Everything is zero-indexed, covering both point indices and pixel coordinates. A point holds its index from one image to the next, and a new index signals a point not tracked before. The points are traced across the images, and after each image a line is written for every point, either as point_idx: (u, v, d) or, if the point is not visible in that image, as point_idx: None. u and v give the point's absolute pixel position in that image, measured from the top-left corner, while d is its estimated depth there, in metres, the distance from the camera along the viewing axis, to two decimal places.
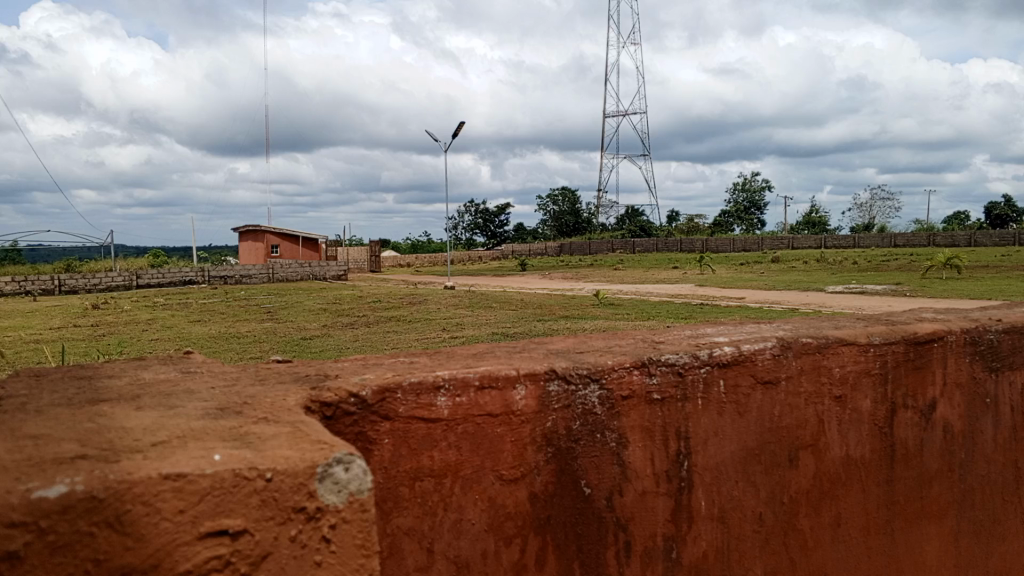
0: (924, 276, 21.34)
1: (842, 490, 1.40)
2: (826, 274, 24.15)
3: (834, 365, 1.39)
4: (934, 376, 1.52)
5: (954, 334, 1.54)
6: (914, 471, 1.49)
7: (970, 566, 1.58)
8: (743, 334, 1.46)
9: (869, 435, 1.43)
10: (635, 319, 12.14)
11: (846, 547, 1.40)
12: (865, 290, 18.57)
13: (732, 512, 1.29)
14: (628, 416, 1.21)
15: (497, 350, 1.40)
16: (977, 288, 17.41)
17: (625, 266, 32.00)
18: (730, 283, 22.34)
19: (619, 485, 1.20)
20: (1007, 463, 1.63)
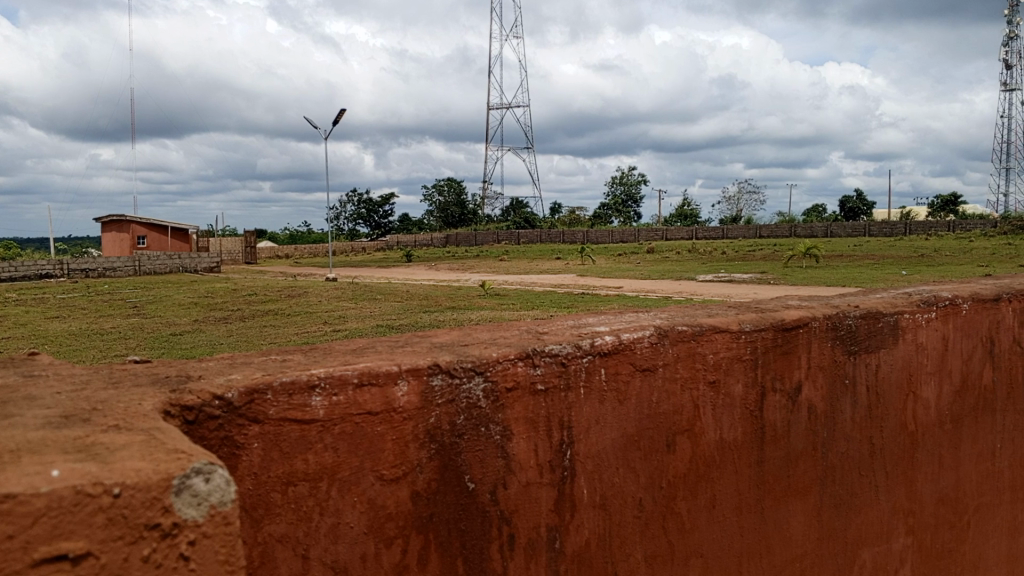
0: (786, 265, 22.81)
1: (716, 473, 1.44)
2: (699, 263, 25.34)
3: (708, 352, 1.43)
4: (799, 360, 1.59)
5: (818, 320, 1.62)
6: (782, 451, 1.56)
7: (831, 539, 1.66)
8: (623, 323, 1.48)
9: (740, 419, 1.48)
10: (520, 309, 12.29)
11: (721, 528, 1.44)
12: (734, 278, 19.63)
13: (613, 499, 1.30)
14: (511, 408, 1.19)
15: (378, 344, 1.35)
16: (832, 276, 18.79)
17: (509, 257, 32.35)
18: (610, 273, 23.05)
19: (502, 478, 1.18)
20: (864, 439, 1.73)
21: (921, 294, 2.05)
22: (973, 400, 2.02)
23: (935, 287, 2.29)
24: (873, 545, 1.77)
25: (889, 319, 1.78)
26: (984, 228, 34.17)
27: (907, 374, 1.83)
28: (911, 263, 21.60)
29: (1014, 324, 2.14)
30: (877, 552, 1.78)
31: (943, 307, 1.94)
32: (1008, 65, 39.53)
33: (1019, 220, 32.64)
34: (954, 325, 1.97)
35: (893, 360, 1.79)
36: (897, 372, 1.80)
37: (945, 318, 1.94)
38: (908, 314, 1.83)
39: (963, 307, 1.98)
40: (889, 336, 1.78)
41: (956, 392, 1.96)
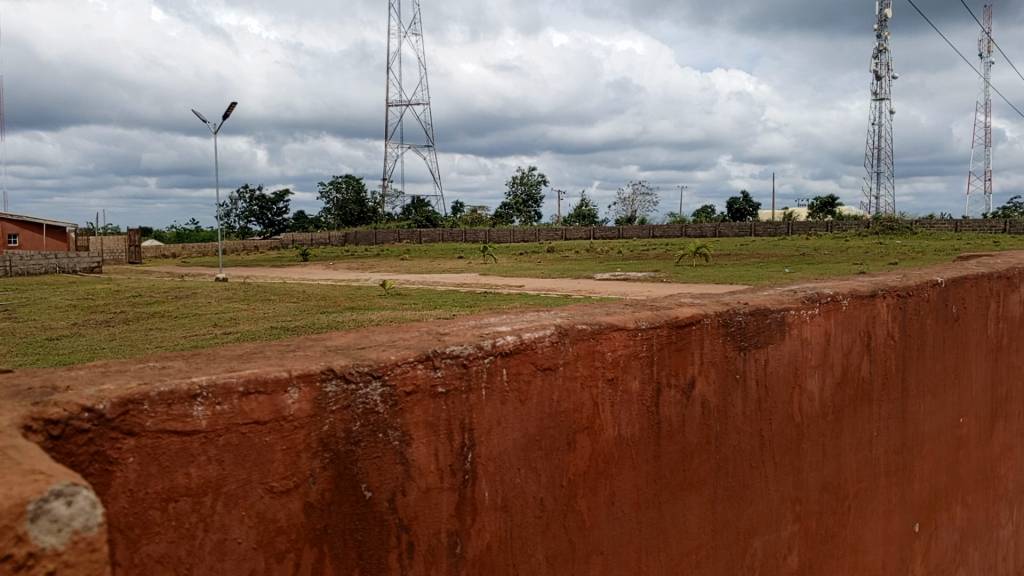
0: (679, 264, 23.65)
1: (616, 469, 1.44)
2: (596, 263, 25.90)
3: (606, 350, 1.43)
4: (693, 356, 1.62)
5: (709, 317, 1.66)
6: (678, 446, 1.58)
7: (724, 529, 1.71)
8: (524, 323, 1.46)
9: (638, 415, 1.49)
10: (421, 309, 12.20)
11: (620, 524, 1.45)
12: (629, 277, 20.21)
13: (514, 500, 1.27)
14: (411, 412, 1.14)
15: (269, 349, 1.29)
16: (721, 274, 19.64)
17: (409, 256, 32.03)
18: (511, 272, 23.22)
19: (401, 485, 1.13)
20: (754, 431, 1.79)
21: (804, 291, 2.14)
22: (853, 391, 2.13)
23: (818, 284, 2.40)
24: (763, 534, 1.83)
25: (776, 315, 1.85)
26: (857, 228, 36.58)
27: (793, 368, 1.90)
28: (793, 262, 22.80)
29: (889, 319, 2.27)
30: (767, 541, 1.84)
31: (826, 304, 2.03)
32: (877, 76, 42.33)
33: (888, 222, 35.10)
34: (835, 320, 2.07)
35: (780, 355, 1.86)
36: (784, 367, 1.87)
37: (827, 314, 2.03)
38: (794, 310, 1.91)
39: (844, 303, 2.09)
40: (776, 332, 1.85)
41: (838, 384, 2.06)
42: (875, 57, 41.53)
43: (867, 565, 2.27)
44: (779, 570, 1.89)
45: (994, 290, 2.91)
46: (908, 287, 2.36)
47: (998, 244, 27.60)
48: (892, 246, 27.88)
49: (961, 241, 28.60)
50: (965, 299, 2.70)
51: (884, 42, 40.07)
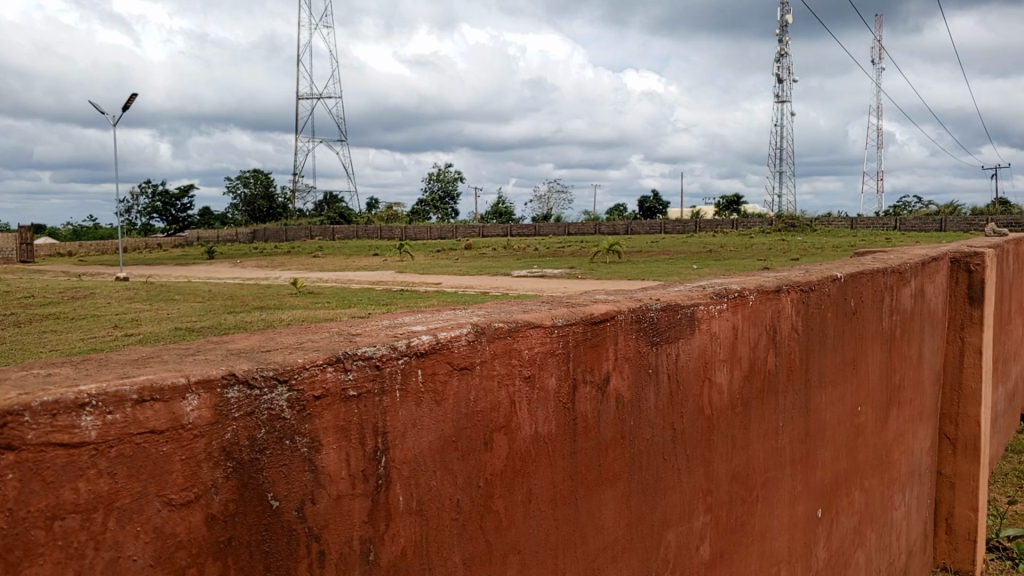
0: (593, 261, 24.06)
1: (532, 467, 1.43)
2: (512, 260, 26.06)
3: (522, 348, 1.42)
4: (607, 353, 1.63)
5: (623, 313, 1.67)
6: (593, 442, 1.58)
7: (640, 523, 1.73)
8: (439, 322, 1.44)
9: (555, 412, 1.48)
10: (335, 307, 11.99)
11: (536, 521, 1.44)
12: (545, 274, 20.41)
13: (430, 503, 1.23)
14: (320, 417, 1.09)
15: (166, 353, 1.22)
16: (634, 270, 20.07)
17: (322, 254, 31.37)
18: (427, 270, 23.08)
19: (310, 493, 1.07)
20: (667, 425, 1.81)
21: (714, 287, 2.20)
22: (759, 383, 2.20)
23: (726, 280, 2.46)
24: (677, 526, 1.86)
25: (686, 311, 1.88)
26: (761, 226, 38.11)
27: (703, 361, 1.94)
28: (701, 259, 23.54)
29: (792, 313, 2.35)
30: (680, 532, 1.88)
31: (733, 299, 2.08)
32: (779, 79, 44.11)
33: (789, 219, 36.72)
34: (743, 314, 2.12)
35: (691, 349, 1.90)
36: (695, 360, 1.91)
37: (734, 309, 2.08)
38: (703, 306, 1.95)
39: (750, 298, 2.15)
40: (686, 327, 1.88)
41: (745, 376, 2.12)
42: (777, 61, 43.31)
43: (774, 551, 2.35)
44: (691, 560, 1.93)
45: (889, 284, 3.07)
46: (811, 281, 2.45)
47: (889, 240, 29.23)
48: (794, 242, 29.19)
49: (856, 237, 30.18)
50: (862, 293, 2.84)
51: (785, 47, 41.81)
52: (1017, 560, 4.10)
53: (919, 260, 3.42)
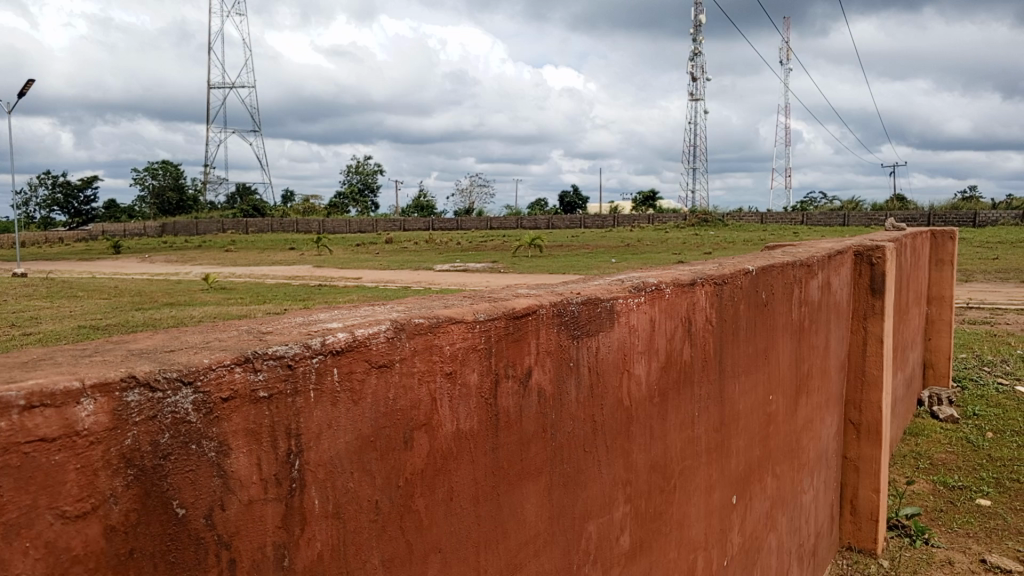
0: (515, 255, 24.19)
1: (454, 465, 1.39)
2: (432, 254, 25.89)
3: (443, 344, 1.39)
4: (529, 347, 1.61)
5: (544, 307, 1.66)
6: (515, 436, 1.56)
7: (560, 516, 1.72)
8: (357, 319, 1.39)
9: (476, 408, 1.45)
10: (250, 304, 11.65)
11: (457, 519, 1.40)
12: (467, 267, 20.39)
13: (348, 506, 1.18)
14: (229, 420, 1.03)
15: (57, 356, 1.13)
16: (555, 265, 20.27)
17: (237, 248, 30.44)
18: (346, 264, 22.69)
19: (219, 499, 1.01)
20: (588, 417, 1.82)
21: (632, 281, 2.22)
22: (676, 374, 2.24)
23: (644, 273, 2.49)
24: (597, 517, 1.87)
25: (605, 305, 1.90)
26: (676, 221, 39.08)
27: (621, 354, 1.96)
28: (620, 253, 23.98)
29: (707, 305, 2.40)
30: (600, 524, 1.89)
31: (650, 292, 2.11)
32: (693, 77, 45.21)
33: (703, 214, 37.79)
34: (660, 308, 2.15)
35: (610, 342, 1.91)
36: (614, 353, 1.92)
37: (651, 302, 2.11)
38: (622, 299, 1.97)
39: (667, 291, 2.18)
40: (606, 320, 1.90)
41: (662, 367, 2.15)
42: (691, 60, 44.35)
43: (691, 538, 2.40)
44: (611, 551, 1.94)
45: (797, 277, 3.18)
46: (723, 275, 2.51)
47: (796, 234, 30.42)
48: (707, 236, 30.05)
49: (766, 232, 31.30)
50: (772, 285, 2.93)
51: (699, 45, 42.96)
52: (914, 537, 4.33)
53: (825, 254, 3.56)
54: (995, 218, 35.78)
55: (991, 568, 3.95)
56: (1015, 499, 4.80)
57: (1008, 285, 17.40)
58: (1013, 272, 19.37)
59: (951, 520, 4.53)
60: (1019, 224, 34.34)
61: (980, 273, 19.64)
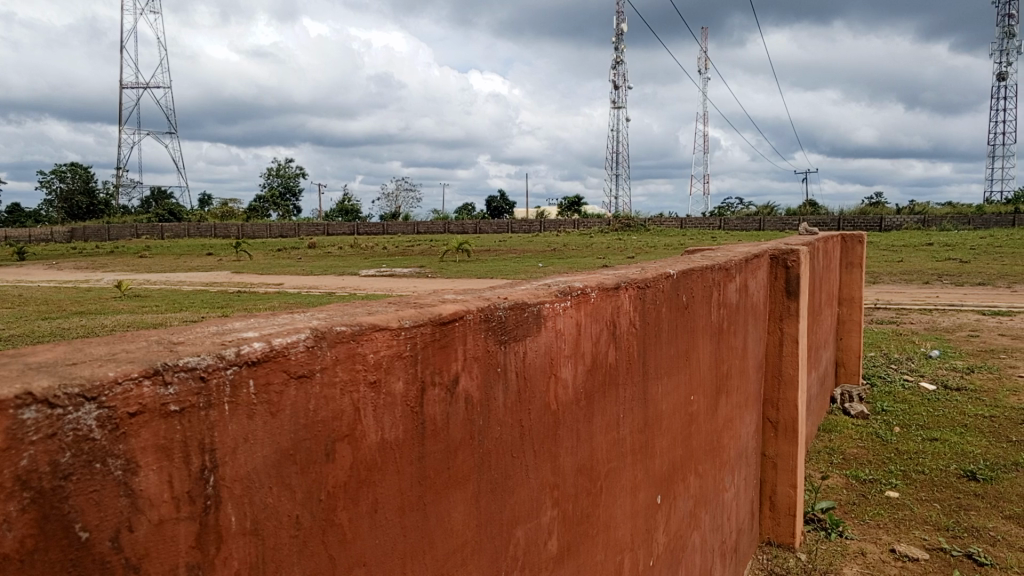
0: (441, 260, 24.12)
1: (378, 476, 1.36)
2: (357, 259, 25.57)
3: (367, 351, 1.35)
4: (456, 353, 1.58)
5: (471, 313, 1.65)
6: (442, 445, 1.53)
7: (488, 524, 1.70)
8: (275, 327, 1.34)
9: (402, 417, 1.41)
10: (165, 312, 11.24)
11: (382, 532, 1.37)
12: (393, 273, 20.20)
13: (266, 522, 1.13)
14: (137, 436, 0.97)
15: None
16: (482, 269, 20.30)
17: (151, 254, 29.32)
18: (267, 270, 22.18)
19: (127, 520, 0.95)
20: (515, 423, 1.81)
21: (557, 285, 2.22)
22: (601, 377, 2.25)
23: (569, 277, 2.50)
24: (525, 522, 1.87)
25: (533, 309, 1.90)
26: (599, 226, 39.75)
27: (549, 359, 1.96)
28: (547, 257, 24.21)
29: (631, 308, 2.43)
30: (527, 529, 1.88)
31: (576, 296, 2.12)
32: (614, 86, 46.12)
33: (626, 219, 38.56)
34: (586, 311, 2.17)
35: (537, 347, 1.91)
36: (541, 357, 1.92)
37: (577, 307, 2.13)
38: (549, 303, 1.97)
39: (592, 295, 2.20)
40: (533, 325, 1.89)
41: (588, 371, 2.16)
42: (612, 69, 45.30)
43: (618, 540, 2.42)
44: (539, 555, 1.94)
45: (716, 280, 3.26)
46: (646, 279, 2.55)
47: (715, 239, 31.33)
48: (630, 241, 30.67)
49: (686, 236, 32.15)
50: (693, 289, 2.99)
51: (620, 54, 43.96)
52: (829, 530, 4.50)
53: (742, 257, 3.66)
54: (899, 223, 37.72)
55: (900, 557, 4.13)
56: (920, 490, 5.06)
57: (910, 286, 18.38)
58: (915, 274, 20.47)
59: (863, 512, 4.74)
60: (920, 229, 36.32)
61: (885, 275, 20.68)
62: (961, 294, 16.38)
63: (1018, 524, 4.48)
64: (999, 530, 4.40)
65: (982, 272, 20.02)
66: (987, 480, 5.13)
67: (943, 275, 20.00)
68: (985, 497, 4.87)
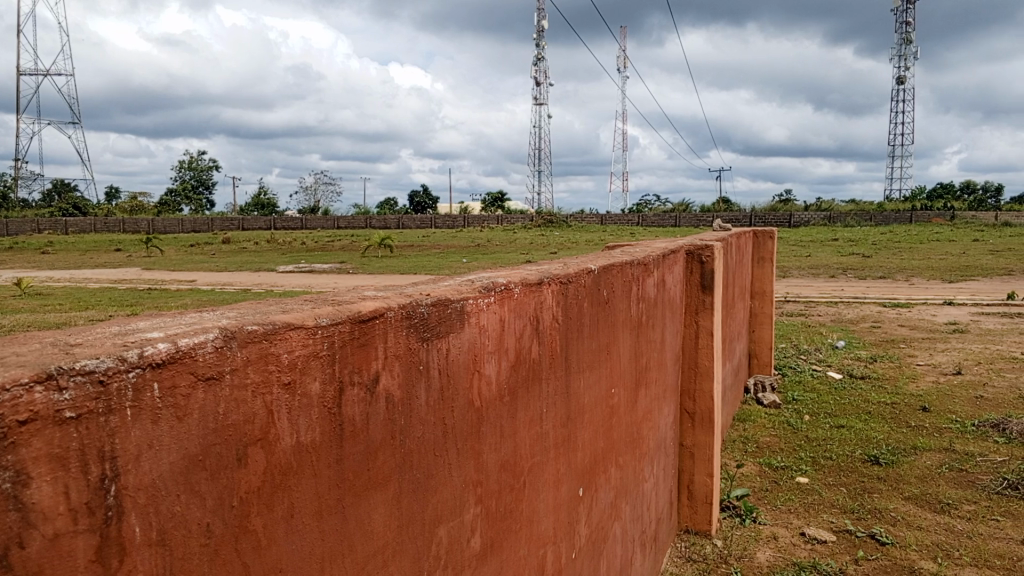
0: (363, 256, 23.83)
1: (294, 480, 1.31)
2: (274, 255, 24.93)
3: (281, 351, 1.30)
4: (376, 351, 1.55)
5: (392, 310, 1.61)
6: (361, 446, 1.49)
7: (409, 524, 1.68)
8: (181, 328, 1.28)
9: (318, 419, 1.37)
10: (70, 311, 10.73)
11: (299, 537, 1.33)
12: (314, 269, 19.87)
13: (174, 531, 1.08)
14: (28, 446, 0.91)
15: None
16: (405, 265, 20.18)
17: (53, 250, 27.88)
18: (179, 266, 21.40)
19: (17, 536, 0.89)
20: (437, 422, 1.78)
21: (480, 281, 2.21)
22: (525, 373, 2.25)
23: (492, 274, 2.50)
24: (448, 521, 1.85)
25: (455, 305, 1.88)
26: (523, 222, 40.04)
27: (472, 355, 1.94)
28: (470, 253, 24.24)
29: (553, 304, 2.44)
30: (450, 527, 1.86)
31: (499, 292, 2.12)
32: (536, 83, 46.60)
33: (549, 215, 39.00)
34: (509, 307, 2.16)
35: (460, 343, 1.89)
36: (464, 354, 1.90)
37: (501, 302, 2.12)
38: (472, 300, 1.96)
39: (515, 291, 2.19)
40: (456, 321, 1.88)
41: (512, 366, 2.16)
42: (534, 66, 45.69)
43: (541, 534, 2.43)
44: (462, 553, 1.92)
45: (636, 275, 3.31)
46: (568, 274, 2.56)
47: (634, 235, 32.03)
48: (552, 237, 30.99)
49: (607, 232, 32.71)
50: (613, 284, 3.03)
51: (542, 51, 44.42)
52: (743, 516, 4.65)
53: (660, 253, 3.74)
54: (807, 219, 39.36)
55: (810, 539, 4.30)
56: (828, 475, 5.28)
57: (818, 280, 19.21)
58: (822, 268, 21.39)
59: (775, 498, 4.92)
60: (827, 225, 37.96)
61: (794, 269, 21.53)
62: (864, 287, 17.21)
63: (917, 504, 4.74)
64: (900, 510, 4.64)
65: (885, 267, 21.11)
66: (889, 464, 5.40)
67: (848, 269, 20.97)
68: (887, 480, 5.12)
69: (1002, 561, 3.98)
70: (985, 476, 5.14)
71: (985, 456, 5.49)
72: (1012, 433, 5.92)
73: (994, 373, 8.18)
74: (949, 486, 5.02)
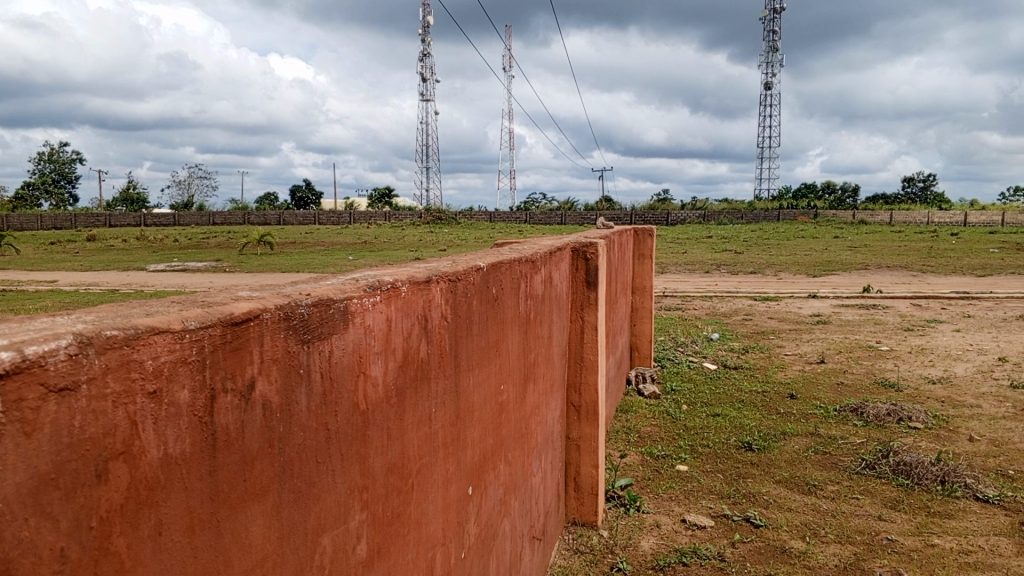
0: (241, 253, 22.93)
1: (162, 495, 1.23)
2: (145, 253, 23.55)
3: (144, 358, 1.22)
4: (251, 355, 1.47)
5: (269, 312, 1.54)
6: (236, 456, 1.41)
7: (289, 537, 1.61)
8: (28, 334, 1.17)
9: (187, 429, 1.29)
10: None
11: (168, 555, 1.24)
12: (188, 268, 18.94)
13: (20, 560, 0.98)
14: None
15: None
16: (286, 263, 19.59)
17: None
18: (37, 265, 19.88)
19: None
20: (319, 426, 1.72)
21: (364, 280, 2.15)
22: (412, 372, 2.21)
23: (377, 272, 2.44)
24: (332, 529, 1.79)
25: (338, 305, 1.82)
26: (410, 219, 39.71)
27: (356, 356, 1.89)
28: (356, 250, 23.81)
29: (441, 302, 2.41)
30: (335, 535, 1.81)
31: (385, 291, 2.07)
32: (421, 78, 46.39)
33: (436, 213, 38.85)
34: (395, 306, 2.12)
35: (343, 345, 1.83)
36: (348, 356, 1.84)
37: (387, 301, 2.07)
38: (356, 300, 1.91)
39: (402, 289, 2.15)
40: (339, 322, 1.82)
41: (399, 367, 2.12)
42: (420, 61, 45.42)
43: (429, 536, 2.40)
44: (347, 561, 1.87)
45: (523, 272, 3.33)
46: (457, 272, 2.54)
47: (521, 233, 32.43)
48: (440, 234, 30.87)
49: (494, 229, 32.99)
50: (501, 281, 3.03)
51: (427, 46, 44.27)
52: (628, 506, 4.78)
53: (546, 251, 3.78)
54: (683, 217, 41.03)
55: (690, 525, 4.48)
56: (706, 462, 5.51)
57: (693, 275, 20.07)
58: (697, 264, 22.33)
59: (656, 487, 5.08)
60: (702, 223, 39.71)
61: (672, 265, 22.38)
62: (737, 282, 18.14)
63: (786, 487, 5.03)
64: (772, 493, 4.91)
65: (754, 263, 22.36)
66: (761, 450, 5.69)
67: (722, 265, 22.01)
68: (760, 464, 5.42)
69: (862, 537, 4.29)
70: (846, 457, 5.52)
71: (845, 438, 5.91)
72: (869, 416, 6.38)
73: (853, 361, 8.80)
74: (814, 468, 5.35)
